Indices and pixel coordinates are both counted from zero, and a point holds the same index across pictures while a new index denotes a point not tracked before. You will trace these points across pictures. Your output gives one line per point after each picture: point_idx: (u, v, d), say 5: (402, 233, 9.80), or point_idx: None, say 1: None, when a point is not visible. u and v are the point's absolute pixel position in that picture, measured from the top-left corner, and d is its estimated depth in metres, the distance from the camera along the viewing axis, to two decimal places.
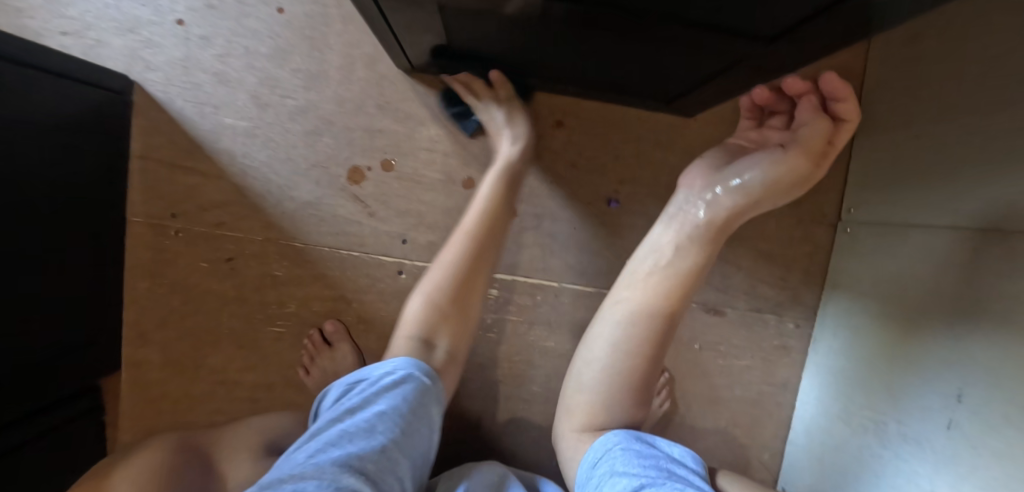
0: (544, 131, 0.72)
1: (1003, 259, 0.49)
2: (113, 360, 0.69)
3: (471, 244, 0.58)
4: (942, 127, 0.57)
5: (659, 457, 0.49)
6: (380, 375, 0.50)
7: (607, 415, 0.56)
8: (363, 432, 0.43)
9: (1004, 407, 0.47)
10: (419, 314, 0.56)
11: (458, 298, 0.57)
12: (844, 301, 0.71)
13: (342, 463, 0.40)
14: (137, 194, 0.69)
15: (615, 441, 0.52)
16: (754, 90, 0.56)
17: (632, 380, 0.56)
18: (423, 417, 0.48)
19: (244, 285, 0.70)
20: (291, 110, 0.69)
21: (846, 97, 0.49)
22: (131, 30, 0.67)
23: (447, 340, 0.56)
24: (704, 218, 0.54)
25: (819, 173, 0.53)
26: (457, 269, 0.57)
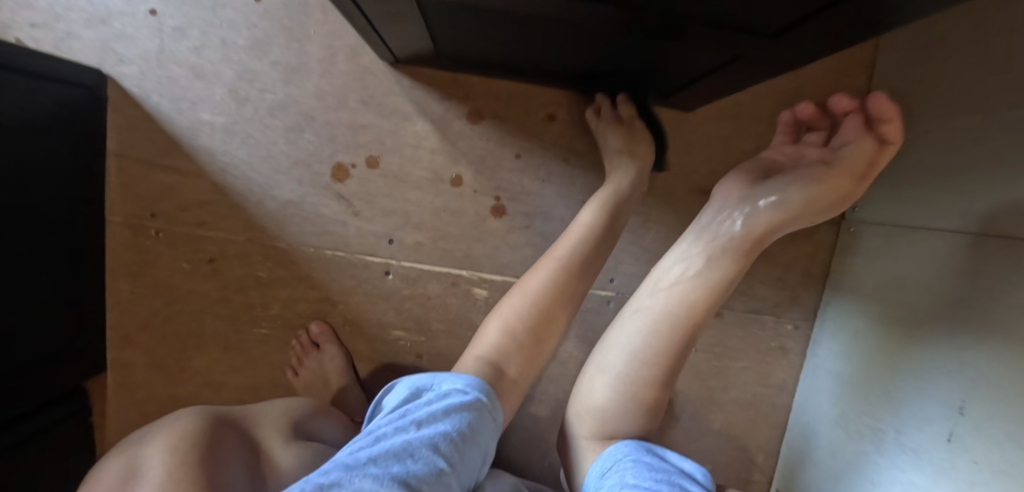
0: (534, 126, 0.68)
1: (1009, 267, 0.46)
2: (99, 360, 0.68)
3: (563, 271, 0.56)
4: (957, 123, 0.53)
5: (670, 472, 0.47)
6: (448, 388, 0.48)
7: (619, 424, 0.55)
8: (424, 451, 0.41)
9: (1008, 423, 0.45)
10: (498, 337, 0.54)
11: (539, 326, 0.55)
12: (846, 304, 0.69)
13: (400, 480, 0.38)
14: (116, 194, 0.67)
15: (624, 452, 0.50)
16: (800, 105, 0.59)
17: (648, 392, 0.54)
18: (480, 442, 0.47)
19: (228, 286, 0.68)
20: (271, 105, 0.66)
21: (893, 118, 0.50)
22: (102, 22, 0.64)
23: (515, 368, 0.54)
24: (741, 229, 0.53)
25: (857, 194, 0.54)
26: (545, 296, 0.56)
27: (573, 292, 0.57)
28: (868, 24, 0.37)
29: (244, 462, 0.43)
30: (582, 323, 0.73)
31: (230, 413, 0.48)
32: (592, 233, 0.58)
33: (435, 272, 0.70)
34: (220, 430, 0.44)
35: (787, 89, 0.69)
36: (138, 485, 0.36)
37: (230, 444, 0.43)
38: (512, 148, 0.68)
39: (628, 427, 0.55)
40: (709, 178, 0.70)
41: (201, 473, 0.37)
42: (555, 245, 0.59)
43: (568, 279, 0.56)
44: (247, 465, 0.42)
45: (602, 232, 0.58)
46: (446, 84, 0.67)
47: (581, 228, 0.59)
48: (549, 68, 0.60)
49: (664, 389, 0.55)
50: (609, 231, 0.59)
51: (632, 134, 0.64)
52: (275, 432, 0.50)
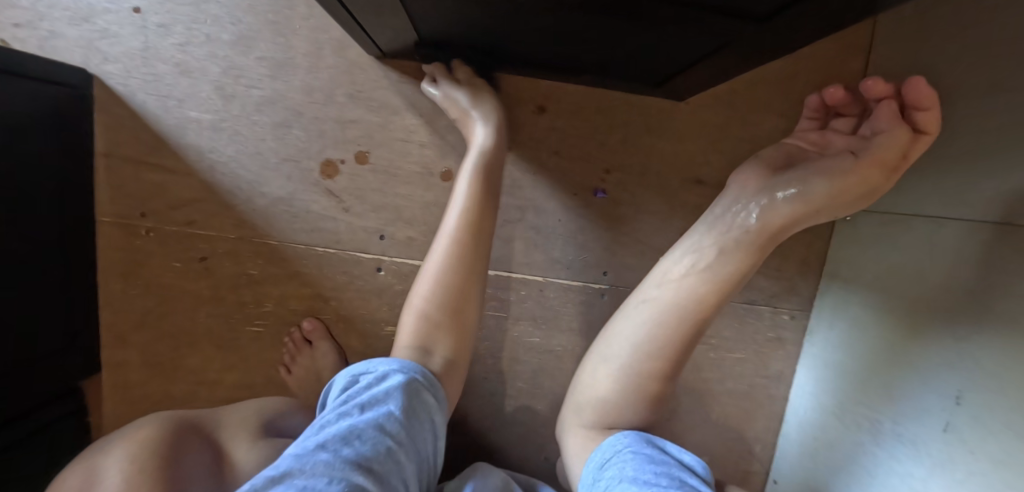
0: (524, 118, 0.67)
1: (1006, 255, 0.45)
2: (94, 361, 0.68)
3: (460, 246, 0.55)
4: (961, 106, 0.52)
5: (670, 464, 0.46)
6: (385, 369, 0.48)
7: (620, 415, 0.54)
8: (372, 431, 0.42)
9: (1005, 414, 0.44)
10: (415, 322, 0.54)
11: (453, 303, 0.55)
12: (843, 293, 0.68)
13: (351, 462, 0.39)
14: (105, 194, 0.66)
15: (624, 443, 0.50)
16: (828, 88, 0.54)
17: (650, 385, 0.54)
18: (426, 416, 0.47)
19: (220, 284, 0.68)
20: (258, 101, 0.65)
21: (931, 107, 0.47)
22: (85, 20, 0.63)
23: (445, 348, 0.54)
24: (756, 222, 0.50)
25: (888, 185, 0.50)
26: (448, 274, 0.55)
27: (475, 262, 0.56)
28: (857, 7, 0.36)
29: (205, 468, 0.47)
30: (576, 316, 0.72)
31: (193, 420, 0.53)
32: (471, 195, 0.57)
33: None
34: (184, 435, 0.48)
35: (782, 76, 0.68)
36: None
37: (193, 449, 0.48)
38: None
39: (629, 418, 0.54)
40: (703, 167, 0.69)
41: (158, 475, 0.42)
42: (444, 223, 0.58)
43: (466, 251, 0.56)
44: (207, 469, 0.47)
45: (483, 193, 0.57)
46: None
47: (460, 197, 0.57)
48: (537, 58, 0.59)
49: (664, 384, 0.54)
50: (487, 184, 0.58)
51: (476, 89, 0.61)
52: (241, 433, 0.54)
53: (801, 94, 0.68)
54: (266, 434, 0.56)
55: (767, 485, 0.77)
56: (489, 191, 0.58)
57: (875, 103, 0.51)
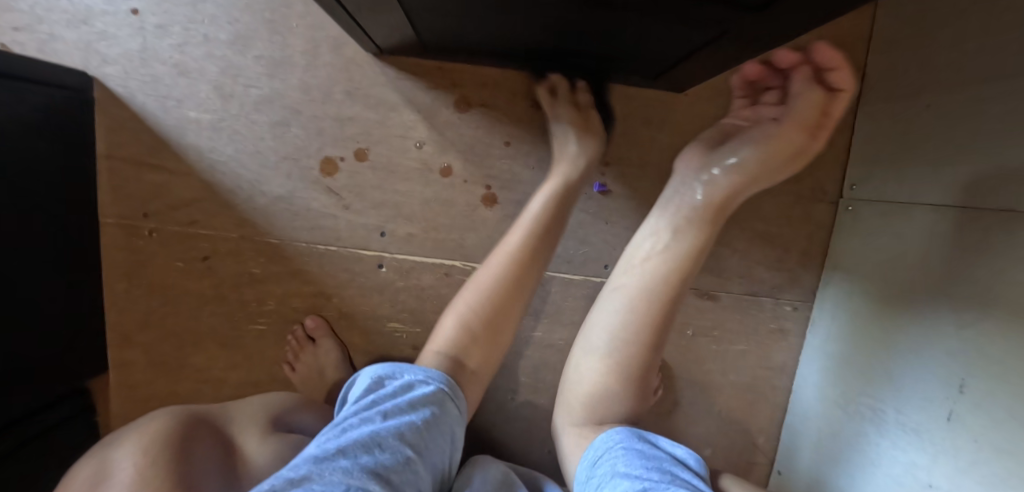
0: (523, 113, 0.67)
1: (1014, 244, 0.45)
2: (100, 361, 0.69)
3: (515, 267, 0.57)
4: (968, 95, 0.51)
5: (662, 459, 0.46)
6: (412, 377, 0.50)
7: (608, 410, 0.54)
8: (393, 440, 0.42)
9: (1010, 400, 0.44)
10: (452, 332, 0.55)
11: (494, 320, 0.56)
12: (844, 284, 0.68)
13: (369, 470, 0.39)
14: (107, 195, 0.67)
15: (616, 440, 0.49)
16: (747, 65, 0.59)
17: (633, 374, 0.54)
18: (444, 427, 0.48)
19: (222, 283, 0.69)
20: (256, 100, 0.66)
21: (839, 66, 0.51)
22: (83, 22, 0.63)
23: (477, 360, 0.55)
24: (702, 198, 0.54)
25: (817, 145, 0.53)
26: (494, 290, 0.56)
27: (525, 284, 0.57)
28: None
29: (217, 463, 0.46)
30: (577, 310, 0.72)
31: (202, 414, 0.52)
32: (543, 218, 0.59)
33: (427, 263, 0.69)
34: (194, 431, 0.47)
35: None
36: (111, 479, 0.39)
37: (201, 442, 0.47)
38: (500, 135, 0.67)
39: (618, 411, 0.54)
40: None
41: (170, 468, 0.40)
42: (507, 238, 0.59)
43: (521, 274, 0.57)
44: (219, 461, 0.46)
45: (556, 211, 0.60)
46: (431, 72, 0.66)
47: (531, 216, 0.59)
48: (535, 52, 0.59)
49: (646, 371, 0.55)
50: (563, 206, 0.60)
51: (586, 121, 0.63)
52: (250, 428, 0.54)
53: None
54: (276, 429, 0.56)
55: (771, 476, 0.77)
56: (562, 213, 0.60)
57: (789, 70, 0.55)
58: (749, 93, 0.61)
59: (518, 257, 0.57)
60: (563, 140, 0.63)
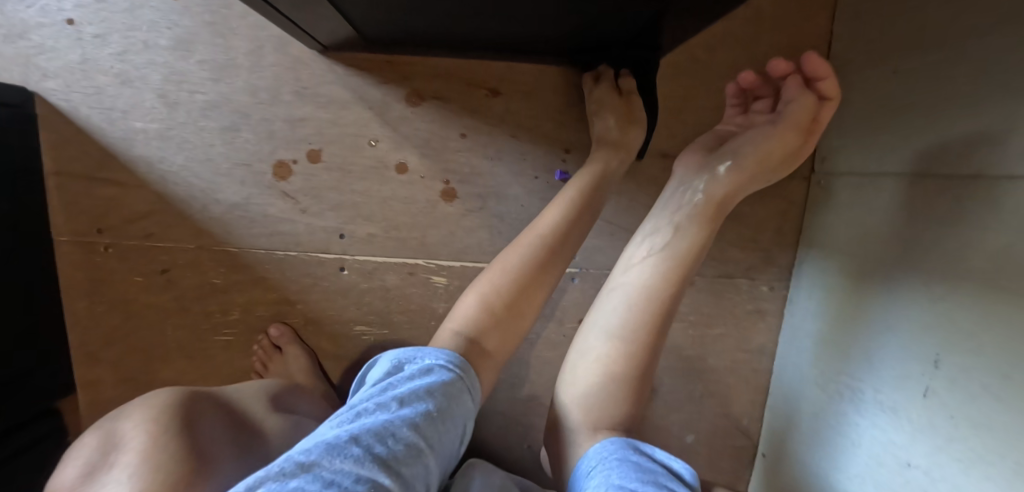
0: (478, 103, 0.65)
1: (987, 211, 0.43)
2: (67, 381, 0.69)
3: (544, 250, 0.51)
4: (939, 60, 0.49)
5: (657, 472, 0.43)
6: (432, 362, 0.44)
7: (612, 413, 0.49)
8: (407, 429, 0.37)
9: (986, 375, 0.42)
10: (472, 309, 0.49)
11: (517, 303, 0.49)
12: (821, 260, 0.65)
13: (381, 460, 0.34)
14: (59, 213, 0.65)
15: (608, 450, 0.46)
16: (741, 74, 0.56)
17: (633, 378, 0.50)
18: (460, 416, 0.42)
19: (184, 296, 0.68)
20: (202, 106, 0.64)
21: (827, 75, 0.50)
22: (20, 36, 0.61)
23: (495, 343, 0.48)
24: (703, 194, 0.52)
25: (807, 150, 0.54)
26: (522, 271, 0.50)
27: (552, 272, 0.51)
28: None
29: (229, 430, 0.41)
30: (548, 302, 0.71)
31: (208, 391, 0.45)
32: (573, 207, 0.54)
33: (391, 263, 0.68)
34: (202, 401, 0.42)
35: (746, 39, 0.64)
36: (117, 456, 0.34)
37: (210, 417, 0.41)
38: (456, 128, 0.65)
39: (616, 418, 0.49)
40: (669, 140, 0.67)
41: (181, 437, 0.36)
42: (537, 221, 0.54)
43: (551, 261, 0.51)
44: (231, 438, 0.40)
45: (585, 207, 0.54)
46: (380, 67, 0.64)
47: (566, 199, 0.54)
48: (484, 39, 0.57)
49: (643, 376, 0.50)
50: (590, 203, 0.54)
51: (629, 112, 0.59)
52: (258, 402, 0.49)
53: (767, 57, 0.65)
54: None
55: (757, 458, 0.76)
56: (590, 209, 0.54)
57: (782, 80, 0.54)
58: (741, 101, 0.59)
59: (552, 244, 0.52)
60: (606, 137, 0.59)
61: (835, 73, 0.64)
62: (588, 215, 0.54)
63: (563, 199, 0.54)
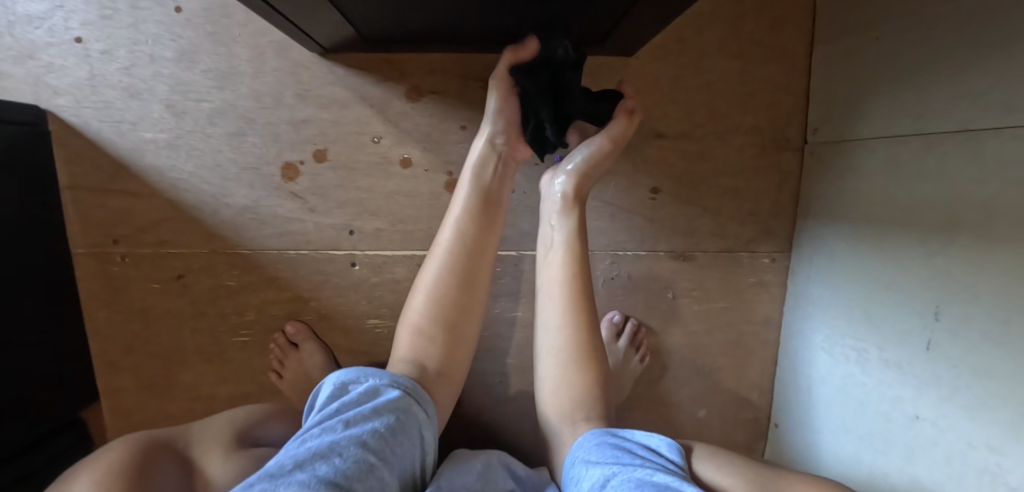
0: (475, 95, 0.67)
1: (972, 163, 0.45)
2: (90, 391, 0.70)
3: (452, 260, 0.54)
4: (920, 21, 0.50)
5: (630, 446, 0.44)
6: (377, 382, 0.44)
7: (581, 397, 0.51)
8: (355, 447, 0.36)
9: (985, 321, 0.44)
10: (409, 336, 0.51)
11: (446, 318, 0.52)
12: (818, 227, 0.67)
13: (328, 479, 0.33)
14: (75, 226, 0.67)
15: (587, 439, 0.47)
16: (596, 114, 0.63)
17: (587, 353, 0.53)
18: (411, 434, 0.42)
19: (200, 300, 0.69)
20: (208, 114, 0.66)
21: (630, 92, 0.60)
22: (30, 56, 0.63)
23: (438, 360, 0.51)
24: (561, 192, 0.60)
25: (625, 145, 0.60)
26: (440, 286, 0.53)
27: (476, 273, 0.54)
28: None
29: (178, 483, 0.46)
30: None
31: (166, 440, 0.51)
32: (467, 212, 0.56)
33: (399, 256, 0.69)
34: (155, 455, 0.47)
35: (731, 18, 0.66)
36: None
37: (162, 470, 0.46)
38: (456, 120, 0.67)
39: (588, 394, 0.51)
40: (663, 120, 0.69)
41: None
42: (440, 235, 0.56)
43: (465, 266, 0.54)
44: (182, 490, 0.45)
45: (481, 204, 0.57)
46: (379, 65, 0.66)
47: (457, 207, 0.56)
48: (476, 32, 0.59)
49: (594, 345, 0.53)
50: (485, 198, 0.57)
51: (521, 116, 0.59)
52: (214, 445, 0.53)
53: (752, 33, 0.67)
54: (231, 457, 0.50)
55: (770, 429, 0.77)
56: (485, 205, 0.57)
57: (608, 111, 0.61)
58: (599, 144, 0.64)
59: (456, 251, 0.54)
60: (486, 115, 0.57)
61: (821, 43, 0.65)
62: (486, 212, 0.56)
63: (460, 196, 0.57)
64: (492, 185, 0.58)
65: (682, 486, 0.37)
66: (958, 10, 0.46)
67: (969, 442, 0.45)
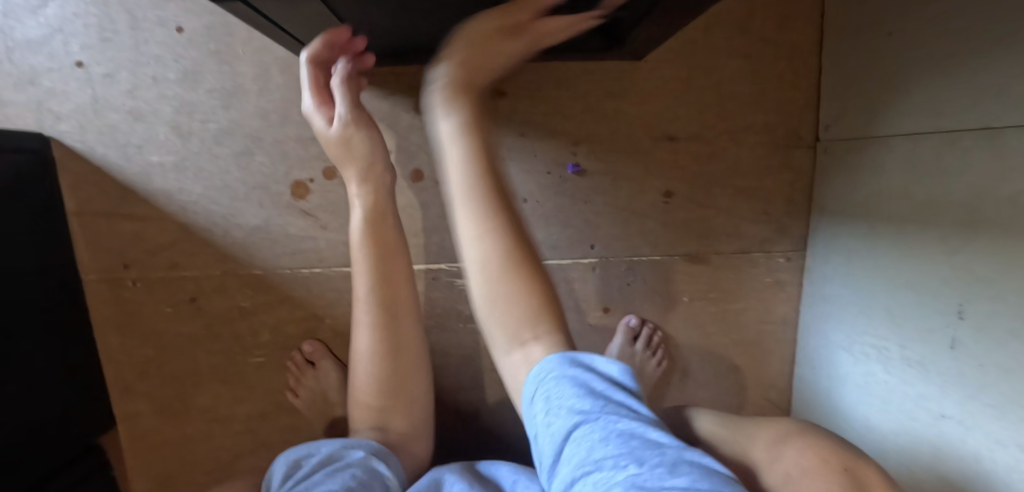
0: (485, 104, 0.66)
1: (994, 163, 0.44)
2: (108, 417, 0.70)
3: (378, 335, 0.54)
4: (935, 18, 0.50)
5: (592, 382, 0.41)
6: (330, 449, 0.49)
7: (522, 308, 0.48)
8: None
9: (1010, 321, 0.43)
10: (364, 408, 0.55)
11: (391, 388, 0.55)
12: (833, 225, 0.67)
13: None
14: (83, 253, 0.66)
15: (549, 369, 0.44)
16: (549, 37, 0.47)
17: (513, 260, 0.47)
18: (374, 484, 0.46)
19: (213, 322, 0.69)
20: (215, 134, 0.65)
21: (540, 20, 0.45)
22: (30, 82, 0.62)
23: (402, 419, 0.56)
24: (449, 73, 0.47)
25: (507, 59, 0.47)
26: (375, 360, 0.54)
27: (404, 337, 0.55)
28: None
29: None
30: (571, 293, 0.72)
31: None
32: (371, 276, 0.53)
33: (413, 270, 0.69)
34: None
35: (738, 17, 0.66)
36: None
37: None
38: None
39: (530, 302, 0.48)
40: (674, 123, 0.68)
41: None
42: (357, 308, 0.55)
43: (391, 326, 0.54)
44: None
45: (375, 256, 0.54)
46: (386, 79, 0.65)
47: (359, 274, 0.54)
48: None
49: (518, 249, 0.48)
50: (382, 246, 0.54)
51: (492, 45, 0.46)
52: None
53: (761, 31, 0.66)
54: None
55: None
56: (383, 251, 0.54)
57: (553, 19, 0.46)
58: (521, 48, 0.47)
59: (374, 323, 0.54)
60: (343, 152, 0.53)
61: (831, 40, 0.65)
62: (386, 257, 0.54)
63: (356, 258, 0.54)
64: (385, 234, 0.55)
65: (646, 432, 0.36)
66: (975, 7, 0.45)
67: (997, 440, 0.46)
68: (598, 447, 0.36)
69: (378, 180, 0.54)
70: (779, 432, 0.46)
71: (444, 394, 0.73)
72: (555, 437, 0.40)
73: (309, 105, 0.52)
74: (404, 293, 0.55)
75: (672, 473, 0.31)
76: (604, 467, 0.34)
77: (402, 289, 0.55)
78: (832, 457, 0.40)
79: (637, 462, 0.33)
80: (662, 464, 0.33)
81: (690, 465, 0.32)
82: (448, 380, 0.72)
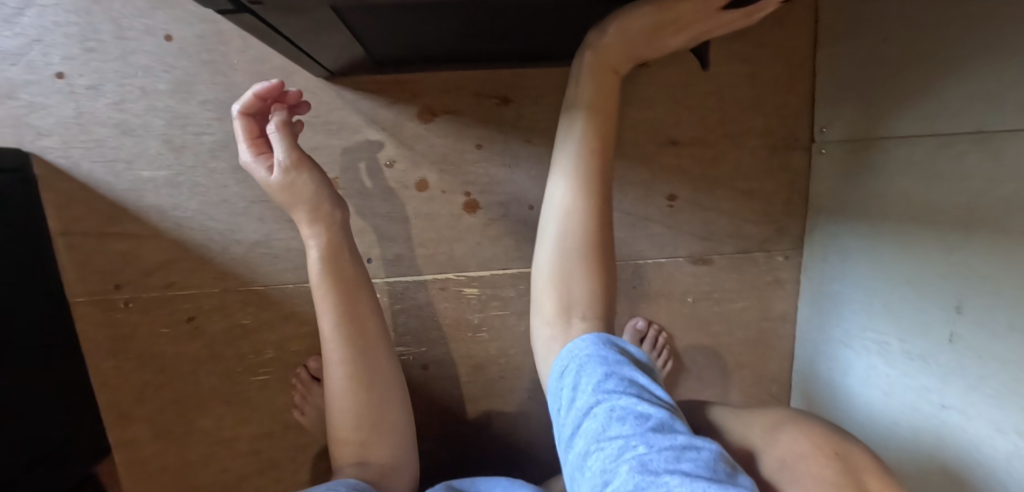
0: (490, 111, 0.65)
1: (990, 163, 0.46)
2: (102, 446, 0.66)
3: (352, 368, 0.53)
4: (931, 23, 0.51)
5: (621, 363, 0.43)
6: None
7: (578, 291, 0.49)
8: None
9: (1005, 313, 0.45)
10: (348, 442, 0.54)
11: (371, 420, 0.54)
12: (832, 225, 0.69)
13: None
14: (71, 274, 0.63)
15: (582, 348, 0.44)
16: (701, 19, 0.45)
17: (591, 253, 0.49)
18: None
19: (214, 341, 0.66)
20: (211, 147, 0.62)
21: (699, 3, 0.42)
22: (7, 97, 0.59)
23: (382, 453, 0.54)
24: (597, 56, 0.47)
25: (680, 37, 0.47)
26: (351, 395, 0.53)
27: (378, 369, 0.55)
28: None
29: None
30: None
31: None
32: (337, 312, 0.53)
33: (420, 281, 0.69)
34: None
35: None
36: None
37: None
38: (472, 139, 0.66)
39: (591, 288, 0.49)
40: (677, 127, 0.69)
41: None
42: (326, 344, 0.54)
43: (363, 358, 0.54)
44: None
45: (337, 291, 0.53)
46: (388, 87, 0.64)
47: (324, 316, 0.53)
48: (489, 55, 0.59)
49: (603, 243, 0.49)
50: (343, 284, 0.54)
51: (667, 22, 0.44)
52: None
53: (759, 37, 0.68)
54: None
55: None
56: (343, 286, 0.53)
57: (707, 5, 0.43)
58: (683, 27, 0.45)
59: (346, 357, 0.53)
60: (293, 198, 0.52)
61: (825, 44, 0.67)
62: (347, 291, 0.54)
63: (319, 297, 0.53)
64: (344, 271, 0.54)
65: (665, 419, 0.37)
66: (965, 16, 0.48)
67: (997, 429, 0.47)
68: (613, 424, 0.38)
69: (328, 217, 0.54)
70: (777, 419, 0.46)
71: (455, 404, 0.72)
72: (578, 412, 0.41)
73: (247, 156, 0.52)
74: (371, 324, 0.55)
75: (679, 458, 0.34)
76: (613, 444, 0.37)
77: (368, 320, 0.55)
78: (823, 442, 0.40)
79: (647, 444, 0.35)
80: (672, 447, 0.35)
81: (698, 450, 0.35)
82: (457, 390, 0.72)
